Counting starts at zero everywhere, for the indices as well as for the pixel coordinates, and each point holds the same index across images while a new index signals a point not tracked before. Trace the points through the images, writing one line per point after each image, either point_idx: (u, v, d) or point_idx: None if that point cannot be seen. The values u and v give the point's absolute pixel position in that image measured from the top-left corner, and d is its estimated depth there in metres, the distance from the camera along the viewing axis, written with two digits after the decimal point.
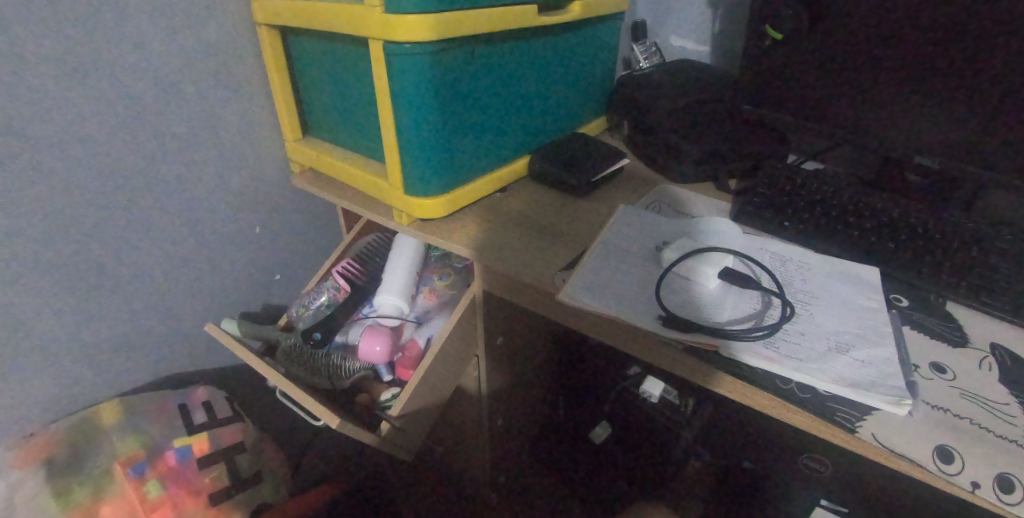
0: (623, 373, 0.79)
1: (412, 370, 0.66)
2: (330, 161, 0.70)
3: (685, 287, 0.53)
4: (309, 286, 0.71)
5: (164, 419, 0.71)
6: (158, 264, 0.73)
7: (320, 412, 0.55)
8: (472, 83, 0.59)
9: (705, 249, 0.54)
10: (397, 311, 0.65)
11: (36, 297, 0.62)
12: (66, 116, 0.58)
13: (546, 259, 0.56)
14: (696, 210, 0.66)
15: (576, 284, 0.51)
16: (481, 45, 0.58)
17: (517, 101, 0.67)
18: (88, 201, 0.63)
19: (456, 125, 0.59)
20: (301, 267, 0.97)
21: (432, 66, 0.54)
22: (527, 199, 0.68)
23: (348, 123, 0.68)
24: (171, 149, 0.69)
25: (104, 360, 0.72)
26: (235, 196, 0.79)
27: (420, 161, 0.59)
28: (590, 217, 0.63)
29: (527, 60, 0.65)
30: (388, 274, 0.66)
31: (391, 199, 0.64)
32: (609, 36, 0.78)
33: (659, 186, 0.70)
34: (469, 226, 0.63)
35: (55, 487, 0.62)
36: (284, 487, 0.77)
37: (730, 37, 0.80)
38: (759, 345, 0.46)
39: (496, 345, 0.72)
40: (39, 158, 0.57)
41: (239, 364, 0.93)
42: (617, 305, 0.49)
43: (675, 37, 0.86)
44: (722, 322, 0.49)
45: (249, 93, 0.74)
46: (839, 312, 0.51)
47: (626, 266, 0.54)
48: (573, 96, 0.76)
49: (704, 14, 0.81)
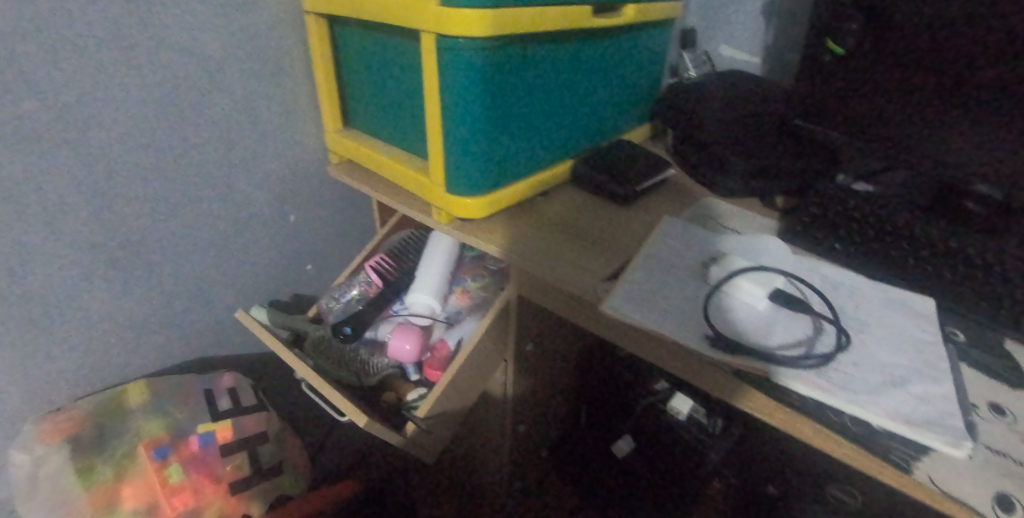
0: (650, 389, 0.78)
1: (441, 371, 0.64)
2: (370, 155, 0.69)
3: (733, 307, 0.50)
4: (342, 279, 0.69)
5: (189, 404, 0.69)
6: (193, 247, 0.73)
7: (348, 409, 0.55)
8: (521, 81, 0.58)
9: (756, 269, 0.51)
10: (430, 311, 0.63)
11: (70, 271, 0.62)
12: (114, 93, 0.58)
13: (588, 268, 0.55)
14: (742, 225, 0.63)
15: (619, 296, 0.50)
16: (532, 44, 0.57)
17: (563, 105, 0.65)
18: (131, 182, 0.63)
19: (501, 125, 0.58)
20: (332, 260, 0.96)
21: (483, 63, 0.52)
22: (569, 203, 0.66)
23: (390, 116, 0.67)
24: (211, 133, 0.68)
25: (135, 340, 0.72)
26: (272, 183, 0.79)
27: (463, 158, 0.58)
28: (632, 226, 0.61)
29: (575, 61, 0.64)
30: (421, 271, 0.65)
31: (430, 196, 0.63)
32: (658, 42, 0.76)
33: (703, 199, 0.67)
34: (509, 229, 0.62)
35: (79, 465, 0.62)
36: (306, 479, 0.77)
37: (785, 49, 0.76)
38: (812, 374, 0.44)
39: (524, 352, 0.70)
40: (86, 133, 0.57)
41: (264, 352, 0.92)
42: (663, 320, 0.48)
43: (725, 46, 0.82)
44: (773, 347, 0.46)
45: (292, 81, 0.74)
46: (895, 344, 0.49)
47: (671, 280, 0.52)
48: (618, 103, 0.74)
49: (757, 25, 0.77)
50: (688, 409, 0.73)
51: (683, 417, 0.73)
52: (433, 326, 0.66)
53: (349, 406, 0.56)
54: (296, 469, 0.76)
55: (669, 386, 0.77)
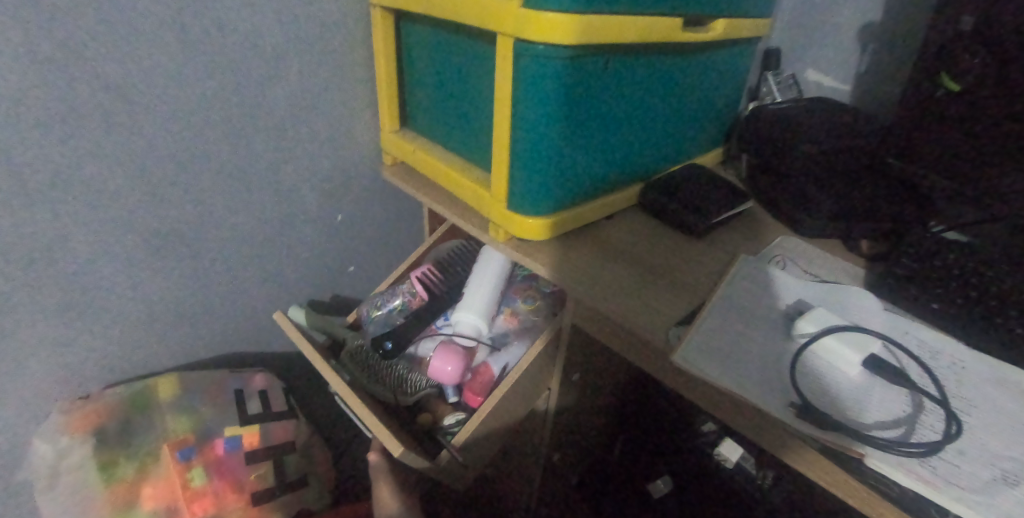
0: (697, 430, 0.73)
1: (482, 397, 0.61)
2: (427, 160, 0.66)
3: (820, 371, 0.45)
4: (383, 287, 0.68)
5: (218, 403, 0.68)
6: (235, 241, 0.71)
7: (383, 436, 0.52)
8: (599, 97, 0.53)
9: (851, 328, 0.46)
10: (476, 332, 0.60)
11: (111, 258, 0.61)
12: (169, 80, 0.55)
13: (656, 308, 0.50)
14: (830, 274, 0.57)
15: (693, 346, 0.45)
16: (616, 57, 0.52)
17: (638, 123, 0.60)
18: (179, 172, 0.61)
19: (574, 142, 0.54)
20: (376, 263, 0.93)
21: (564, 75, 0.48)
22: (635, 230, 0.62)
23: (451, 121, 0.64)
24: (264, 127, 0.66)
25: (172, 331, 0.71)
26: (321, 181, 0.76)
27: (529, 176, 0.54)
28: (705, 263, 0.56)
29: (657, 76, 0.58)
30: (470, 289, 0.63)
31: (489, 211, 0.60)
32: (741, 63, 0.70)
33: (784, 235, 0.62)
34: (570, 254, 0.58)
35: (101, 458, 0.60)
36: (329, 494, 0.74)
37: (883, 81, 0.69)
38: (913, 462, 0.38)
39: (571, 381, 0.68)
40: (138, 119, 0.55)
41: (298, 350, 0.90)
42: (740, 379, 0.43)
43: (813, 71, 0.76)
44: (866, 424, 0.41)
45: (352, 76, 0.71)
46: (1004, 431, 0.41)
47: (750, 331, 0.48)
48: (693, 125, 0.69)
49: (852, 51, 0.71)
50: (737, 457, 0.70)
51: (731, 466, 0.70)
52: (476, 348, 0.64)
53: (385, 432, 0.53)
54: (321, 481, 0.74)
55: (717, 429, 0.73)
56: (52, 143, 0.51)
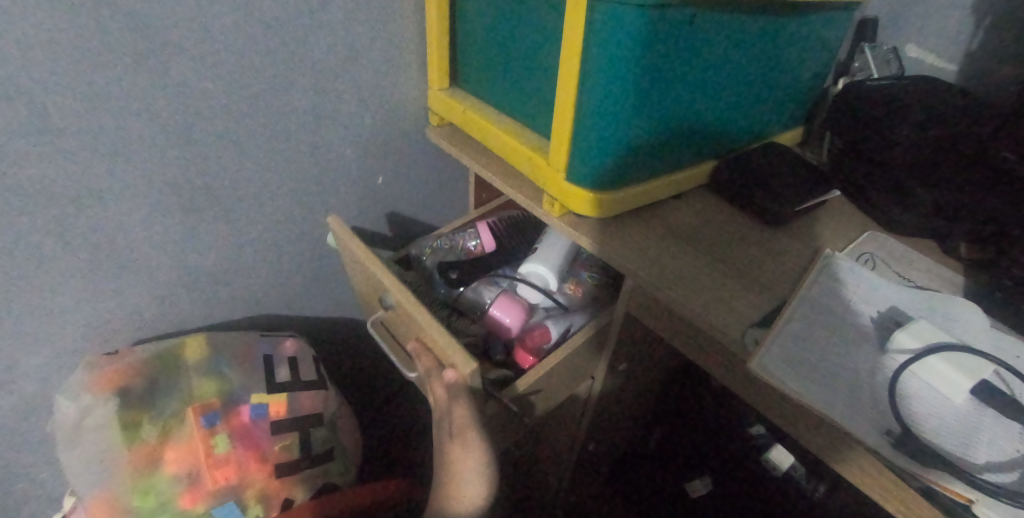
0: (744, 432, 0.71)
1: (533, 357, 0.64)
2: (478, 123, 0.61)
3: (917, 398, 0.38)
4: (447, 229, 0.75)
5: (246, 367, 0.66)
6: (267, 200, 0.67)
7: (452, 349, 0.46)
8: (679, 58, 0.46)
9: (960, 350, 0.38)
10: (543, 283, 0.66)
11: (140, 213, 0.57)
12: (205, 21, 0.50)
13: (730, 304, 0.45)
14: (924, 277, 0.50)
15: (773, 352, 0.40)
16: (704, 10, 0.45)
17: (717, 90, 0.54)
18: (214, 125, 0.57)
19: (644, 111, 0.48)
20: (415, 231, 0.89)
21: (644, 30, 0.41)
22: (702, 213, 0.57)
23: (506, 79, 0.58)
24: (303, 81, 0.60)
25: (204, 289, 0.68)
26: (364, 141, 0.71)
27: (593, 146, 0.49)
28: (784, 255, 0.51)
29: (744, 37, 0.51)
30: (542, 245, 0.67)
31: (544, 182, 0.55)
32: (835, 31, 0.62)
33: (870, 231, 0.56)
34: (631, 235, 0.53)
35: (125, 418, 0.59)
36: (354, 468, 0.72)
37: (1000, 62, 0.60)
38: None
39: (615, 370, 0.67)
40: (170, 64, 0.50)
41: (331, 315, 0.88)
42: (824, 394, 0.39)
43: (914, 46, 0.67)
44: (975, 467, 0.35)
45: (401, 27, 0.65)
46: None
47: (837, 338, 0.42)
48: (773, 98, 0.62)
49: (965, 24, 0.62)
50: (787, 465, 0.67)
51: (781, 473, 0.67)
52: (537, 307, 0.67)
53: (454, 346, 0.47)
54: (347, 455, 0.71)
55: (766, 433, 0.70)
56: (77, 87, 0.46)
